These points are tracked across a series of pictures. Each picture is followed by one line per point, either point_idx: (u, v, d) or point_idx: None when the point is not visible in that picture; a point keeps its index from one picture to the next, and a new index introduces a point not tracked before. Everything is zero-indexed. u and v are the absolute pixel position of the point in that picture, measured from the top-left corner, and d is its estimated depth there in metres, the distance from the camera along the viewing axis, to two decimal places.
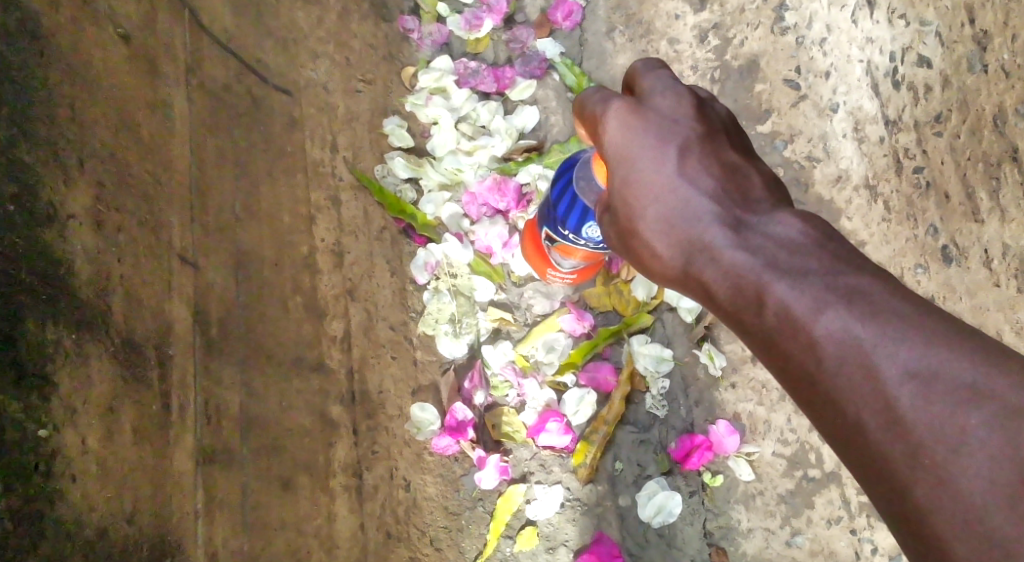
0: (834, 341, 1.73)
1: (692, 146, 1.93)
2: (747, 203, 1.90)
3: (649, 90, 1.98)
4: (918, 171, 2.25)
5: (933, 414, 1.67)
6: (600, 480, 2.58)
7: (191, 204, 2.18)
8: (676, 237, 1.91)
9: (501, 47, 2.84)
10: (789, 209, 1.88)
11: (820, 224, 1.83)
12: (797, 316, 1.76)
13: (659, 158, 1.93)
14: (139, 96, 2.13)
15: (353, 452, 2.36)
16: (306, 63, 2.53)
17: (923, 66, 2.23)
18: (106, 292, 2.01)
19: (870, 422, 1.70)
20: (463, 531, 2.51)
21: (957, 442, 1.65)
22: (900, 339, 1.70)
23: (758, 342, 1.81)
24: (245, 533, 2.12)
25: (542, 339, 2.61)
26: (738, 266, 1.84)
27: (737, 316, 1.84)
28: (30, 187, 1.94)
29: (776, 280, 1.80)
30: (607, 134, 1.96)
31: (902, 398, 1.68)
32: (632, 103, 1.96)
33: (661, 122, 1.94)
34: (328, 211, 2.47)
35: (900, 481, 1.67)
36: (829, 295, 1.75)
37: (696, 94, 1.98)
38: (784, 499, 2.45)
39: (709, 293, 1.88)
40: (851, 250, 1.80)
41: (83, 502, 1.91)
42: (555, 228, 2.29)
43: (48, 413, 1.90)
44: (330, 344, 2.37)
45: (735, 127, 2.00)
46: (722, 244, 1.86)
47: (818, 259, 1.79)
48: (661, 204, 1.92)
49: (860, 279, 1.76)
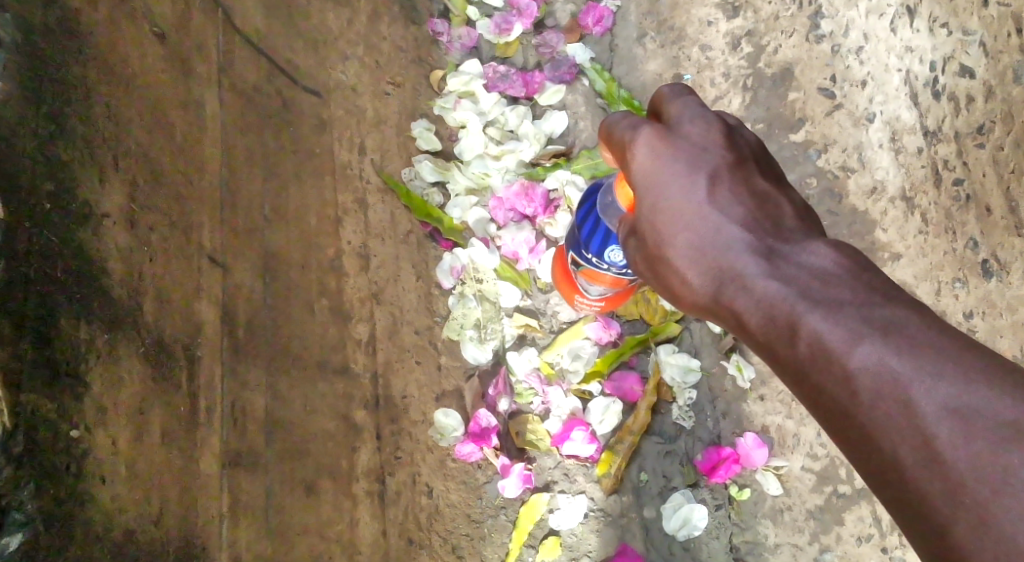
0: (869, 374, 1.66)
1: (723, 173, 1.89)
2: (779, 231, 1.84)
3: (677, 116, 1.94)
4: (957, 183, 2.21)
5: (975, 453, 1.60)
6: (625, 491, 2.54)
7: (220, 205, 2.15)
8: (708, 265, 1.86)
9: (531, 52, 2.81)
10: (823, 238, 1.82)
11: (854, 254, 1.77)
12: (831, 347, 1.69)
13: (689, 185, 1.89)
14: (172, 96, 2.11)
15: (376, 456, 2.32)
16: (335, 65, 2.51)
17: (965, 76, 2.18)
18: (137, 291, 1.98)
19: (908, 458, 1.63)
20: (485, 540, 2.46)
21: (999, 482, 1.58)
22: (939, 374, 1.63)
23: (791, 375, 1.74)
24: (268, 537, 2.09)
25: (568, 346, 2.57)
26: (771, 296, 1.78)
27: (769, 347, 1.78)
28: (67, 183, 1.91)
29: (809, 311, 1.73)
30: (636, 161, 1.92)
31: (941, 435, 1.61)
32: (661, 129, 1.92)
33: (690, 148, 1.91)
34: (355, 214, 2.44)
35: (937, 521, 1.60)
36: (865, 327, 1.68)
37: (725, 120, 1.94)
38: (813, 515, 2.40)
39: (741, 322, 1.82)
40: (886, 282, 1.74)
41: (111, 505, 1.88)
42: (580, 252, 2.26)
43: (80, 412, 1.87)
44: (355, 348, 2.34)
45: (764, 154, 1.95)
46: (755, 273, 1.81)
47: (852, 291, 1.73)
48: (692, 231, 1.88)
49: (896, 311, 1.69)
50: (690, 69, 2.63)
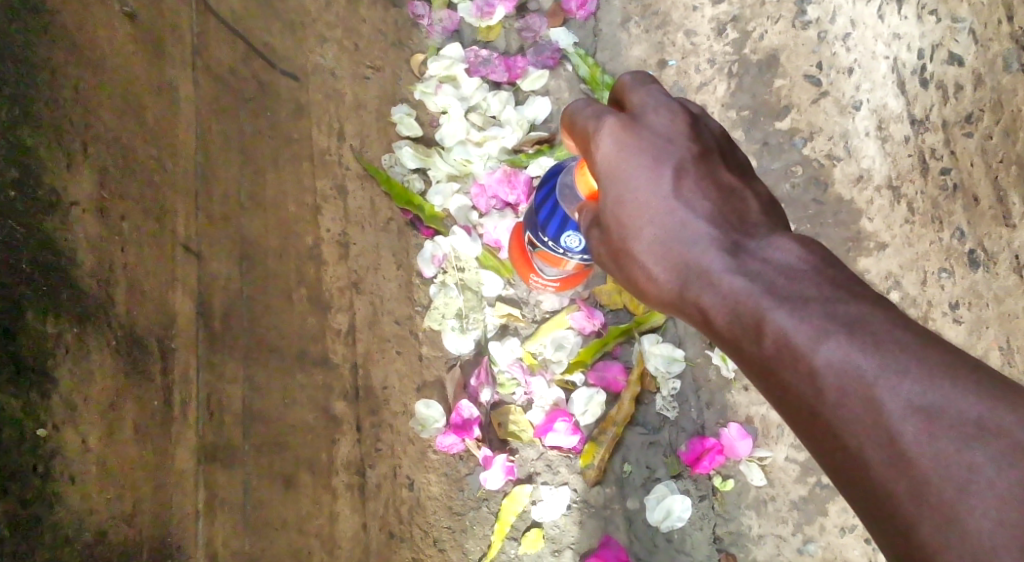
0: (834, 371, 1.63)
1: (687, 165, 1.86)
2: (743, 226, 1.82)
3: (641, 106, 1.90)
4: (944, 173, 2.19)
5: (938, 451, 1.57)
6: (608, 482, 2.51)
7: (194, 193, 2.11)
8: (672, 259, 1.83)
9: (513, 36, 2.76)
10: (787, 233, 1.80)
11: (819, 249, 1.75)
12: (797, 345, 1.67)
13: (654, 177, 1.85)
14: (143, 81, 2.06)
15: (356, 449, 2.29)
16: (313, 48, 2.46)
17: (954, 64, 2.17)
18: (108, 282, 1.94)
19: (873, 456, 1.60)
20: (467, 532, 2.43)
21: (964, 481, 1.55)
22: (903, 371, 1.61)
23: (756, 372, 1.71)
24: (246, 533, 2.06)
25: (551, 336, 2.54)
26: (736, 292, 1.75)
27: (734, 343, 1.75)
28: (34, 171, 1.87)
29: (774, 307, 1.70)
30: (599, 152, 1.88)
31: (906, 434, 1.59)
32: (626, 120, 1.88)
33: (654, 139, 1.86)
34: (334, 201, 2.40)
35: (901, 519, 1.57)
36: (830, 324, 1.66)
37: (689, 110, 1.90)
38: (796, 506, 2.40)
39: (706, 318, 1.79)
40: (851, 277, 1.71)
41: (82, 504, 1.85)
42: (537, 235, 2.24)
43: (47, 411, 1.83)
44: (334, 338, 2.30)
45: (728, 144, 1.92)
46: (719, 269, 1.78)
47: (816, 286, 1.70)
48: (656, 225, 1.84)
49: (860, 308, 1.67)
50: (675, 55, 2.59)
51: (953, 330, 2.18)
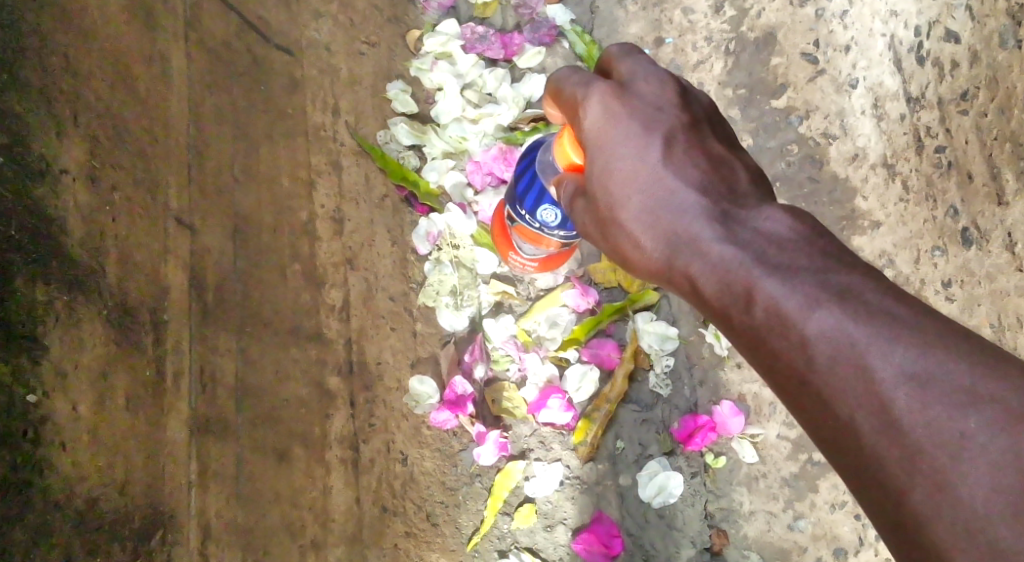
0: (826, 340, 1.64)
1: (677, 134, 1.86)
2: (733, 195, 1.82)
3: (631, 75, 1.91)
4: (939, 151, 2.19)
5: (931, 417, 1.58)
6: (601, 459, 2.51)
7: (187, 166, 2.11)
8: (661, 228, 1.83)
9: (509, 12, 2.76)
10: (777, 203, 1.81)
11: (808, 219, 1.76)
12: (787, 313, 1.67)
13: (643, 145, 1.85)
14: (134, 52, 2.06)
15: (349, 423, 2.29)
16: (308, 22, 2.45)
17: (950, 41, 2.15)
18: (99, 251, 1.95)
19: (864, 424, 1.61)
20: (460, 507, 2.44)
21: (958, 449, 1.56)
22: (895, 339, 1.61)
23: (746, 341, 1.72)
24: (238, 504, 2.06)
25: (545, 314, 2.54)
26: (726, 261, 1.75)
27: (724, 314, 1.75)
28: (20, 138, 1.88)
29: (765, 276, 1.71)
30: (588, 120, 1.88)
31: (898, 401, 1.59)
32: (616, 87, 1.88)
33: (644, 108, 1.87)
34: (328, 176, 2.40)
35: (896, 486, 1.58)
36: (820, 292, 1.66)
37: (679, 80, 1.91)
38: (787, 482, 2.41)
39: (695, 288, 1.79)
40: (841, 247, 1.72)
41: (72, 472, 1.86)
42: (515, 208, 2.25)
43: (38, 378, 1.85)
44: (328, 314, 2.31)
45: (718, 116, 1.94)
46: (709, 238, 1.78)
47: (806, 255, 1.71)
48: (646, 194, 1.84)
49: (850, 276, 1.68)
50: (671, 32, 2.59)
51: (945, 307, 2.19)
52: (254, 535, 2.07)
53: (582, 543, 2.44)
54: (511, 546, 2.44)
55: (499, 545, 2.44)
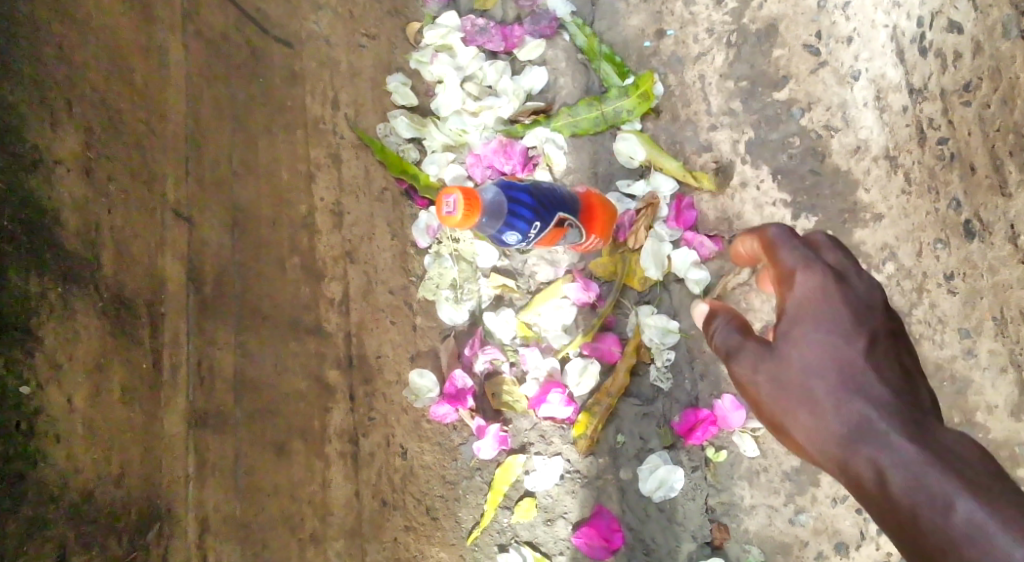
0: (908, 489, 1.70)
1: (824, 320, 1.86)
2: (863, 392, 1.81)
3: (846, 266, 1.89)
4: (941, 142, 2.18)
5: (966, 510, 1.66)
6: (601, 453, 2.48)
7: (184, 158, 2.09)
8: (782, 406, 1.86)
9: (510, 5, 2.72)
10: (904, 417, 1.77)
11: (924, 434, 1.75)
12: (880, 476, 1.74)
13: (788, 333, 1.88)
14: (131, 44, 2.05)
15: (349, 418, 2.28)
16: (307, 14, 2.44)
17: (953, 32, 2.14)
18: (94, 244, 1.94)
19: (905, 498, 1.70)
20: (460, 501, 2.43)
21: (983, 528, 1.64)
22: (957, 489, 1.67)
23: (839, 427, 1.80)
24: (237, 498, 2.05)
25: (545, 306, 2.52)
26: (825, 441, 1.81)
27: (824, 464, 1.83)
28: (15, 130, 1.88)
29: (856, 453, 1.77)
30: (792, 294, 1.89)
31: (961, 505, 1.66)
32: (833, 273, 1.88)
33: (805, 293, 1.88)
34: (328, 169, 2.38)
35: (906, 517, 1.69)
36: (915, 459, 1.72)
37: (840, 266, 1.89)
38: (788, 476, 2.38)
39: (800, 448, 1.86)
40: (943, 443, 1.73)
41: (67, 464, 1.86)
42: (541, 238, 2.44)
43: (31, 369, 1.85)
44: (327, 307, 2.29)
45: (872, 279, 1.89)
46: (829, 419, 1.81)
47: (908, 435, 1.75)
48: (775, 359, 1.88)
49: (935, 451, 1.72)
50: (673, 24, 2.58)
51: (948, 300, 2.18)
52: (253, 529, 2.07)
53: (583, 537, 2.41)
54: (511, 540, 2.44)
55: (499, 539, 2.43)
